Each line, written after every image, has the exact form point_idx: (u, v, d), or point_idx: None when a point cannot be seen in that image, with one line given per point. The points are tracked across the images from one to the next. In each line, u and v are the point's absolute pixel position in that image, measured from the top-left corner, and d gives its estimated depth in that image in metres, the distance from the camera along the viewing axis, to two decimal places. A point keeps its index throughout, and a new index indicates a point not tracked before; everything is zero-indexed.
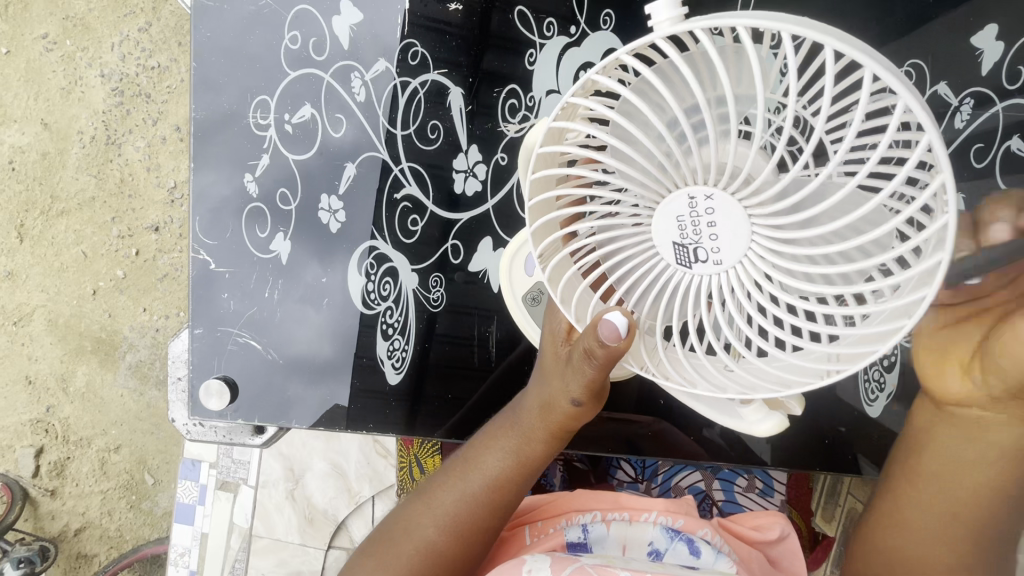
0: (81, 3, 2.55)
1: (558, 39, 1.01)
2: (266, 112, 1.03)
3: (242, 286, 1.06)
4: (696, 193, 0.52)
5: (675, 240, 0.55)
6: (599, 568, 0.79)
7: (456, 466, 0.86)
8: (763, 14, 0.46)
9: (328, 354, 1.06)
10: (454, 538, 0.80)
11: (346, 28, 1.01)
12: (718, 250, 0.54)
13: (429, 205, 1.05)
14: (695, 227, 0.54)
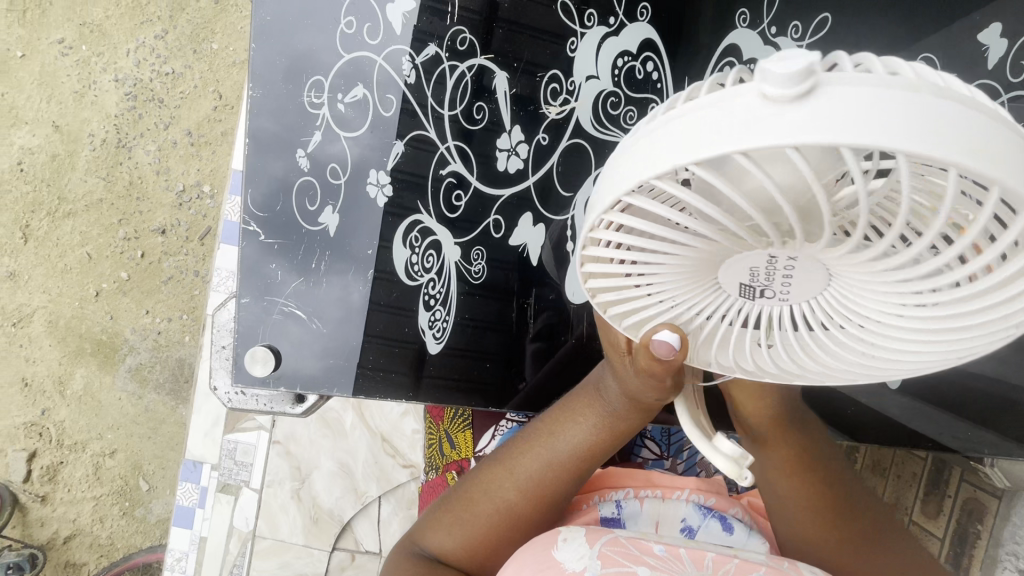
0: (100, 10, 2.64)
1: (597, 31, 0.94)
2: (320, 92, 0.87)
3: (291, 255, 0.89)
4: (781, 257, 0.46)
5: (742, 282, 0.51)
6: (634, 540, 0.77)
7: (532, 437, 0.85)
8: (874, 119, 0.35)
9: (364, 343, 0.92)
10: (526, 502, 0.83)
11: (401, 14, 0.87)
12: (791, 292, 0.51)
13: (472, 180, 0.93)
14: (768, 276, 0.49)
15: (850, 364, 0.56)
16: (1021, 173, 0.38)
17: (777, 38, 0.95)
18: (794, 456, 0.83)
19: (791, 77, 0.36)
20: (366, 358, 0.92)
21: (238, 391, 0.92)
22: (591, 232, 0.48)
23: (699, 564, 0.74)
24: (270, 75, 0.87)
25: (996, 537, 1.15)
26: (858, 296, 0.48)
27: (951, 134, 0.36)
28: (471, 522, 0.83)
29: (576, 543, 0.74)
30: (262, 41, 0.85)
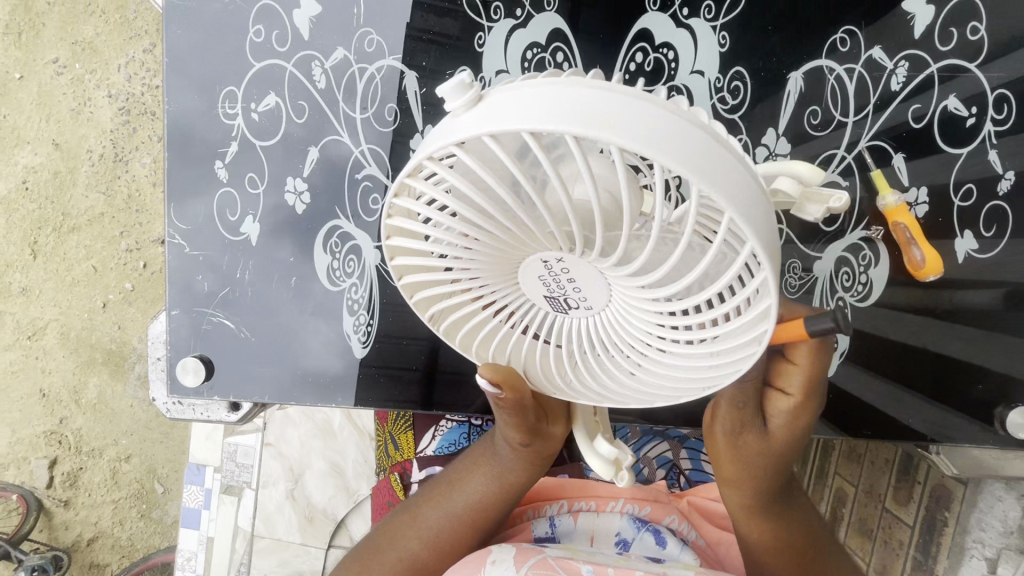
0: (89, 28, 2.44)
1: (505, 22, 0.86)
2: (234, 103, 0.88)
3: (218, 265, 0.91)
4: (548, 257, 0.46)
5: (544, 293, 0.51)
6: (563, 561, 0.75)
7: (439, 485, 0.83)
8: (542, 104, 0.39)
9: (292, 351, 0.92)
10: (432, 550, 0.79)
11: (308, 20, 0.87)
12: (585, 299, 0.49)
13: (388, 183, 0.89)
14: (558, 284, 0.49)
15: (667, 381, 0.52)
16: (685, 139, 0.39)
17: (694, 19, 0.84)
18: (778, 478, 0.72)
19: (462, 85, 0.41)
20: (295, 365, 0.92)
21: (176, 401, 0.95)
22: (400, 260, 0.52)
23: None
24: (185, 91, 0.88)
25: (963, 524, 1.12)
26: (625, 298, 0.47)
27: (617, 113, 0.38)
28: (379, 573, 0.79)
29: (504, 567, 0.73)
30: (175, 56, 0.87)
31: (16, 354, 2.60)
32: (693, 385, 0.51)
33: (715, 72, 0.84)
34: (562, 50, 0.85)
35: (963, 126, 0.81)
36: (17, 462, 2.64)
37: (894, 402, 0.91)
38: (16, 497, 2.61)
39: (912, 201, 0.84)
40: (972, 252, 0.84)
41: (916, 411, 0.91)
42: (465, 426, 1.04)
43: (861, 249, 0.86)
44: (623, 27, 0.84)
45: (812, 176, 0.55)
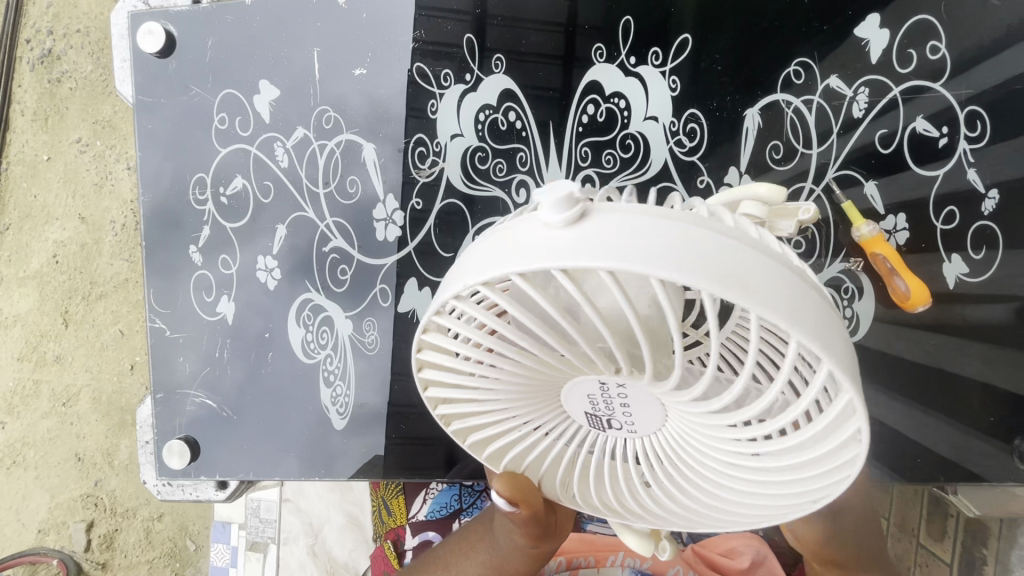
0: (108, 108, 2.49)
1: (455, 89, 0.87)
2: (204, 188, 0.91)
3: (197, 345, 0.93)
4: (608, 380, 0.42)
5: (586, 410, 0.47)
6: None
7: (432, 567, 0.74)
8: (668, 246, 0.34)
9: (272, 425, 0.92)
10: None
11: (268, 103, 0.90)
12: (632, 422, 0.46)
13: (355, 253, 0.89)
14: (607, 404, 0.45)
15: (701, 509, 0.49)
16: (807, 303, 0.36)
17: (642, 67, 0.83)
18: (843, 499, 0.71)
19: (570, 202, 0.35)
20: (276, 439, 0.92)
21: (166, 482, 0.95)
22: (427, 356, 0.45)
23: None
24: (161, 182, 0.92)
25: (1005, 561, 1.02)
26: (696, 433, 0.43)
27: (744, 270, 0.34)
28: None
29: None
30: (149, 149, 0.92)
31: (51, 422, 2.68)
32: (732, 520, 0.48)
33: (669, 116, 0.83)
34: (514, 108, 0.85)
35: (936, 146, 0.78)
36: (54, 528, 2.67)
37: (920, 426, 0.84)
38: (55, 563, 2.64)
39: (890, 229, 0.80)
40: (963, 276, 0.80)
41: (945, 436, 0.84)
42: (455, 488, 1.01)
43: (843, 282, 0.82)
44: (572, 81, 0.84)
45: (772, 195, 0.52)
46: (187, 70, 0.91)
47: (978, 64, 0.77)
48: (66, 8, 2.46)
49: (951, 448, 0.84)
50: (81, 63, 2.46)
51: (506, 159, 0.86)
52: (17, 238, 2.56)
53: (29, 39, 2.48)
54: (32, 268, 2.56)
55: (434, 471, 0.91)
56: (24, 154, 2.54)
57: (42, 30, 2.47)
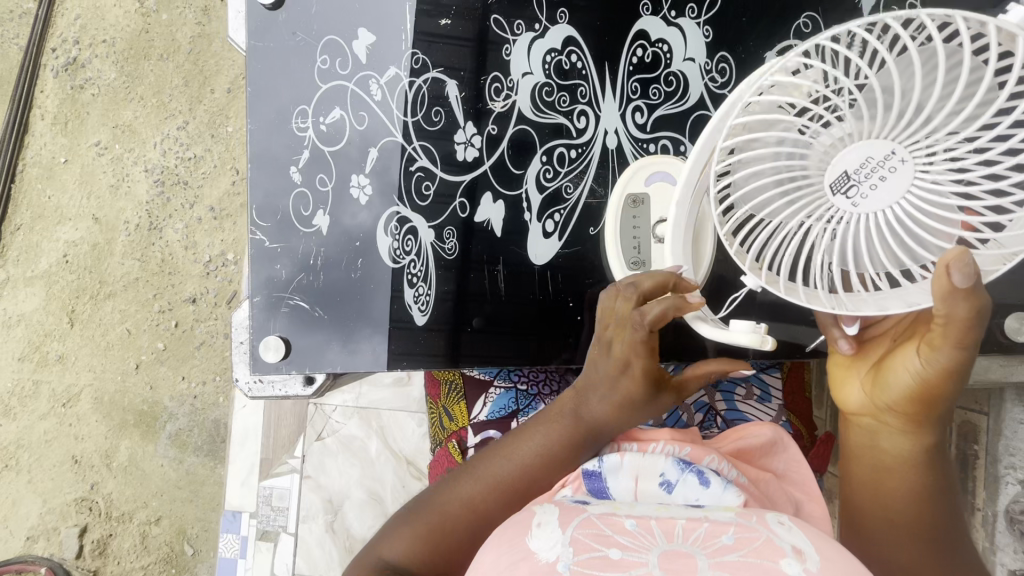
0: (128, 113, 2.60)
1: (526, 36, 1.04)
2: (305, 118, 1.06)
3: (292, 253, 1.05)
4: (899, 147, 0.54)
5: (845, 169, 0.56)
6: (606, 518, 0.72)
7: (497, 448, 0.94)
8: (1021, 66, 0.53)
9: (359, 323, 1.04)
10: (489, 497, 0.88)
11: (365, 47, 1.06)
12: (865, 198, 0.57)
13: (438, 171, 1.05)
14: (868, 175, 0.56)
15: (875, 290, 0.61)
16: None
17: (681, 19, 1.02)
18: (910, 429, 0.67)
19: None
20: (364, 334, 1.04)
21: (257, 379, 1.06)
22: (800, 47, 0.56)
23: (669, 535, 0.69)
24: (267, 114, 1.06)
25: (993, 454, 1.14)
26: (918, 203, 0.56)
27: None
28: (434, 526, 0.87)
29: (550, 528, 0.70)
30: (258, 85, 1.06)
31: (50, 423, 2.64)
32: (897, 304, 0.59)
33: (704, 57, 1.03)
34: (576, 51, 1.03)
35: None
36: (48, 533, 2.63)
37: None
38: (45, 570, 2.57)
39: None
40: None
41: None
42: (512, 391, 1.14)
43: None
44: (624, 29, 1.03)
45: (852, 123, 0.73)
46: (293, 19, 1.06)
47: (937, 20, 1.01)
48: (93, 19, 2.61)
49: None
50: (104, 71, 2.60)
51: (569, 92, 1.03)
52: (25, 241, 2.65)
53: (55, 47, 2.63)
54: (42, 268, 2.64)
55: (503, 360, 1.04)
56: (39, 157, 2.65)
57: (69, 40, 2.62)
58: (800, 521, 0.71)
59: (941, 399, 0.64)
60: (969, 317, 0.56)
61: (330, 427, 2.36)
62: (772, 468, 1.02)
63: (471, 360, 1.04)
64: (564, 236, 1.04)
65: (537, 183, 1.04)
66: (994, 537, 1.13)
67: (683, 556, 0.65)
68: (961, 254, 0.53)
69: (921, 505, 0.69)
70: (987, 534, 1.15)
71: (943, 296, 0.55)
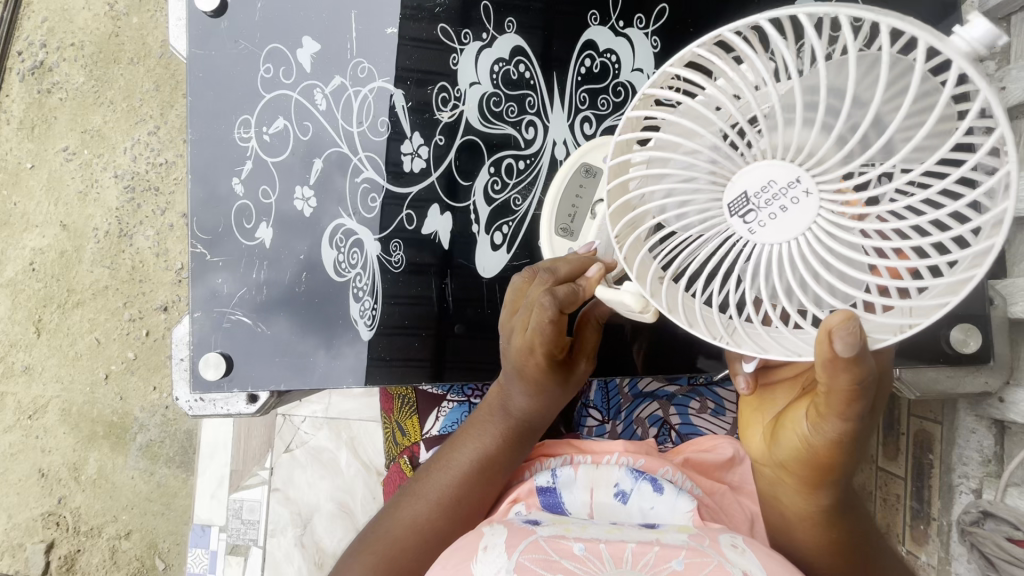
0: (98, 117, 2.54)
1: (473, 45, 1.03)
2: (248, 128, 1.03)
3: (235, 267, 1.02)
4: (805, 176, 0.49)
5: (746, 190, 0.51)
6: (555, 542, 0.71)
7: (440, 456, 0.93)
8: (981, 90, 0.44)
9: (304, 339, 1.01)
10: (437, 510, 0.86)
11: (310, 56, 1.03)
12: (763, 226, 0.52)
13: (383, 183, 1.03)
14: (766, 200, 0.51)
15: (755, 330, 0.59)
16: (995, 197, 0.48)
17: (629, 29, 1.02)
18: (816, 488, 0.66)
19: (983, 47, 0.44)
20: (308, 350, 1.01)
21: (198, 398, 1.03)
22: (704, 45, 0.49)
23: (618, 559, 0.67)
24: (209, 124, 1.03)
25: (947, 463, 1.14)
26: (822, 241, 0.51)
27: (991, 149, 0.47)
28: (387, 539, 0.84)
29: (495, 552, 0.68)
30: (200, 94, 1.03)
31: (15, 435, 2.56)
32: (774, 351, 0.56)
33: (653, 68, 1.02)
34: (523, 61, 1.02)
35: None
36: (13, 550, 2.55)
37: None
38: None
39: None
40: None
41: None
42: (466, 405, 1.11)
43: None
44: (573, 38, 1.02)
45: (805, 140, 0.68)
46: (236, 27, 1.04)
47: None
48: (60, 22, 2.55)
49: (905, 368, 0.98)
50: (73, 75, 2.54)
51: (517, 102, 1.02)
52: None
53: (21, 51, 2.56)
54: (6, 276, 2.57)
55: (452, 374, 1.03)
56: (4, 162, 2.57)
57: (35, 43, 2.56)
58: (752, 541, 0.71)
59: (832, 464, 0.63)
60: (849, 386, 0.55)
61: (301, 437, 2.31)
62: (730, 482, 1.00)
63: (459, 374, 1.02)
64: (512, 249, 1.02)
65: (485, 195, 1.02)
66: (949, 547, 1.13)
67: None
68: (845, 321, 0.50)
69: (835, 552, 0.73)
70: (941, 544, 1.15)
71: (827, 364, 0.53)
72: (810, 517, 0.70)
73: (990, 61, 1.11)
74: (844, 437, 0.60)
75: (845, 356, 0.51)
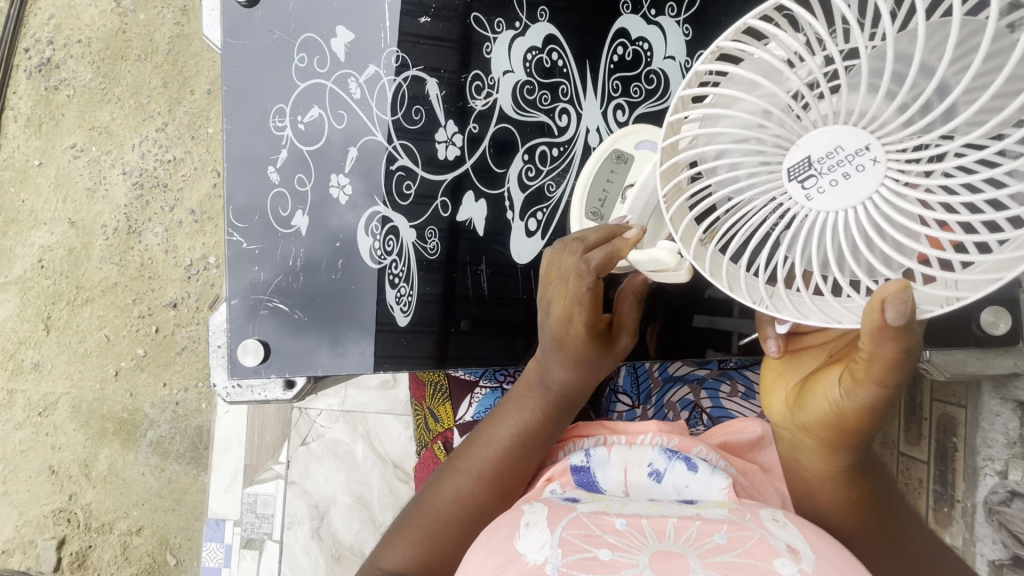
0: (106, 114, 2.54)
1: (506, 33, 1.04)
2: (283, 117, 1.04)
3: (272, 255, 1.03)
4: (876, 145, 0.49)
5: (810, 155, 0.50)
6: (596, 518, 0.72)
7: (479, 433, 0.93)
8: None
9: (340, 326, 1.02)
10: (480, 485, 0.87)
11: (344, 46, 1.04)
12: (821, 192, 0.51)
13: (418, 170, 1.04)
14: (830, 163, 0.50)
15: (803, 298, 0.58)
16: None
17: (661, 17, 1.04)
18: (840, 448, 0.68)
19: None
20: (344, 337, 1.02)
21: (236, 384, 1.03)
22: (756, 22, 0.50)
23: (661, 533, 0.68)
24: (244, 114, 1.04)
25: (971, 445, 1.16)
26: (880, 209, 0.50)
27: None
28: (432, 516, 0.85)
29: (538, 528, 0.69)
30: (234, 83, 1.04)
31: (25, 433, 2.57)
32: (814, 317, 0.56)
33: (684, 57, 1.06)
34: (557, 50, 1.04)
35: None
36: (25, 546, 2.56)
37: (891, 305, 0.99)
38: None
39: None
40: None
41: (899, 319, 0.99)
42: (498, 390, 1.12)
43: None
44: (605, 27, 1.03)
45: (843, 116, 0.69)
46: (269, 16, 1.04)
47: None
48: (67, 19, 2.55)
49: (933, 350, 1.00)
50: (80, 71, 2.54)
51: (550, 90, 1.04)
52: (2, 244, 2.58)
53: (28, 48, 2.56)
54: (16, 273, 2.57)
55: (485, 358, 1.05)
56: (13, 160, 2.57)
57: (42, 40, 2.56)
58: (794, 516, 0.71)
59: (860, 429, 0.64)
60: (893, 353, 0.55)
61: (315, 431, 2.32)
62: (761, 462, 1.00)
63: (459, 361, 1.04)
64: (546, 235, 1.05)
65: (519, 182, 1.04)
66: (974, 527, 1.15)
67: (672, 555, 0.64)
68: (901, 290, 0.49)
69: (857, 515, 0.74)
70: (966, 525, 1.16)
71: (872, 331, 0.53)
72: (834, 477, 0.72)
73: None
74: (878, 401, 0.60)
75: (891, 318, 0.51)
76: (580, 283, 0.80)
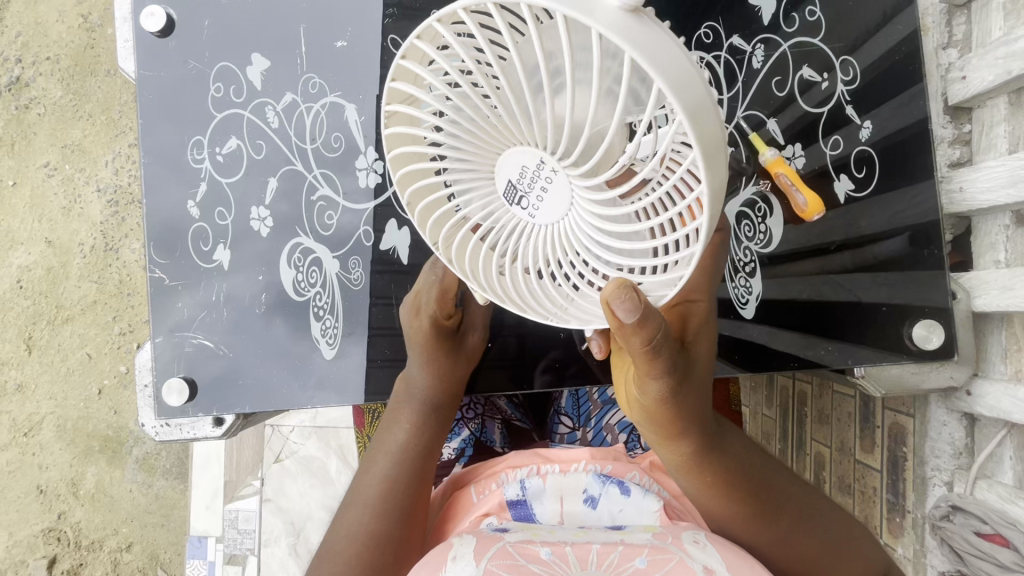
0: (77, 131, 2.48)
1: None
2: (201, 149, 1.02)
3: (195, 290, 1.01)
4: (548, 157, 0.51)
5: (511, 178, 0.54)
6: (522, 546, 0.68)
7: (371, 452, 0.89)
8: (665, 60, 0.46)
9: (266, 361, 1.00)
10: (387, 499, 0.82)
11: (260, 74, 1.02)
12: (537, 209, 0.55)
13: (340, 200, 1.02)
14: (530, 184, 0.54)
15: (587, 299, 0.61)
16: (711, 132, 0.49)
17: None
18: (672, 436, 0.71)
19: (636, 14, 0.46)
20: (270, 372, 1.00)
21: (164, 423, 1.03)
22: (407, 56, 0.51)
23: (586, 561, 0.66)
24: (161, 145, 1.02)
25: (920, 455, 1.14)
26: (584, 217, 0.54)
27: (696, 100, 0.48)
28: (346, 547, 0.79)
29: (463, 561, 0.65)
30: (151, 116, 1.02)
31: (11, 453, 2.55)
32: (597, 320, 0.60)
33: None
34: None
35: (820, 88, 0.99)
36: (15, 566, 2.55)
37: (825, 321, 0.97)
38: None
39: (790, 156, 1.00)
40: (850, 192, 0.99)
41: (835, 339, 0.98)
42: None
43: (757, 202, 1.00)
44: None
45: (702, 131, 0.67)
46: (184, 45, 1.02)
47: (849, 21, 0.99)
48: (35, 35, 2.48)
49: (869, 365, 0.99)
50: (49, 89, 2.48)
51: None
52: None
53: None
54: None
55: None
56: None
57: (10, 58, 2.50)
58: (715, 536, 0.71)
59: (670, 414, 0.68)
60: (648, 342, 0.58)
61: (290, 447, 2.31)
62: None
63: None
64: None
65: None
66: (924, 539, 1.13)
67: None
68: (617, 287, 0.52)
69: (732, 499, 0.75)
70: (916, 536, 1.14)
71: (618, 329, 0.56)
72: (688, 465, 0.74)
73: (953, 48, 1.09)
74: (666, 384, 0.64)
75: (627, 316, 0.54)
76: (431, 279, 0.88)
